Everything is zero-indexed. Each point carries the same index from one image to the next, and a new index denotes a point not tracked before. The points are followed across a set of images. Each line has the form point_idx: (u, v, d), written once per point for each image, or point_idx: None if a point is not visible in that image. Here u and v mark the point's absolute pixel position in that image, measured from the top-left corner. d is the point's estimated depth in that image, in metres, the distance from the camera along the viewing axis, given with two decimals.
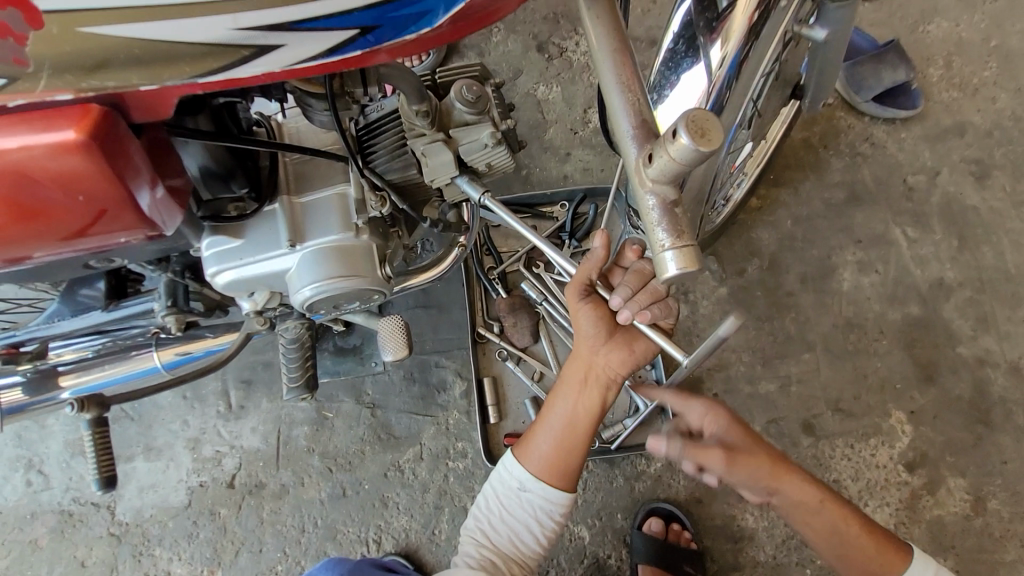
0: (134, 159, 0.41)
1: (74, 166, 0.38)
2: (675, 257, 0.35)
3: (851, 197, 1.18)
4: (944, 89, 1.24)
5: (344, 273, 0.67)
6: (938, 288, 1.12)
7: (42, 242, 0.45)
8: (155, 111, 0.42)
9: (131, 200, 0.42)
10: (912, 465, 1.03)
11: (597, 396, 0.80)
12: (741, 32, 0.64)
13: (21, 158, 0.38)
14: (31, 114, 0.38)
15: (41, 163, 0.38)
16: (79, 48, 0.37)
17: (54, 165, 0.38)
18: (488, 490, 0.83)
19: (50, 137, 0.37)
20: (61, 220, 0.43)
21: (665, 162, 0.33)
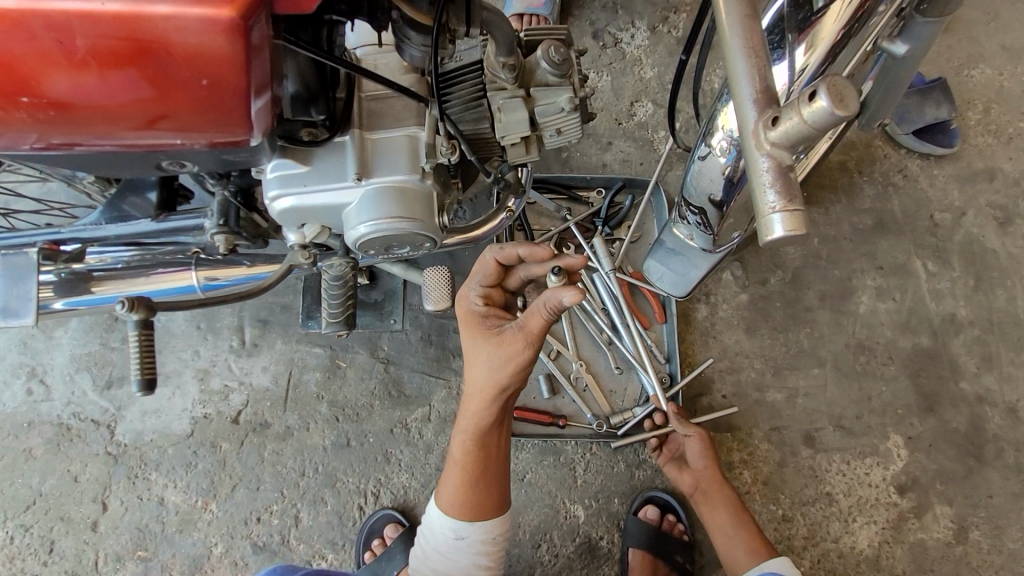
0: (261, 57, 0.41)
1: (211, 45, 0.38)
2: (783, 220, 0.35)
3: (878, 225, 1.21)
4: (980, 134, 1.27)
5: (400, 214, 0.67)
6: (950, 323, 1.16)
7: (126, 128, 0.43)
8: (293, 4, 0.41)
9: (243, 97, 0.42)
10: (903, 488, 1.06)
11: (502, 428, 0.83)
12: (828, 43, 0.63)
13: (159, 26, 0.37)
14: None
15: (181, 36, 0.37)
16: None
17: (190, 41, 0.38)
18: (426, 540, 0.85)
19: (198, 10, 0.37)
20: (159, 107, 0.41)
21: (790, 124, 0.35)
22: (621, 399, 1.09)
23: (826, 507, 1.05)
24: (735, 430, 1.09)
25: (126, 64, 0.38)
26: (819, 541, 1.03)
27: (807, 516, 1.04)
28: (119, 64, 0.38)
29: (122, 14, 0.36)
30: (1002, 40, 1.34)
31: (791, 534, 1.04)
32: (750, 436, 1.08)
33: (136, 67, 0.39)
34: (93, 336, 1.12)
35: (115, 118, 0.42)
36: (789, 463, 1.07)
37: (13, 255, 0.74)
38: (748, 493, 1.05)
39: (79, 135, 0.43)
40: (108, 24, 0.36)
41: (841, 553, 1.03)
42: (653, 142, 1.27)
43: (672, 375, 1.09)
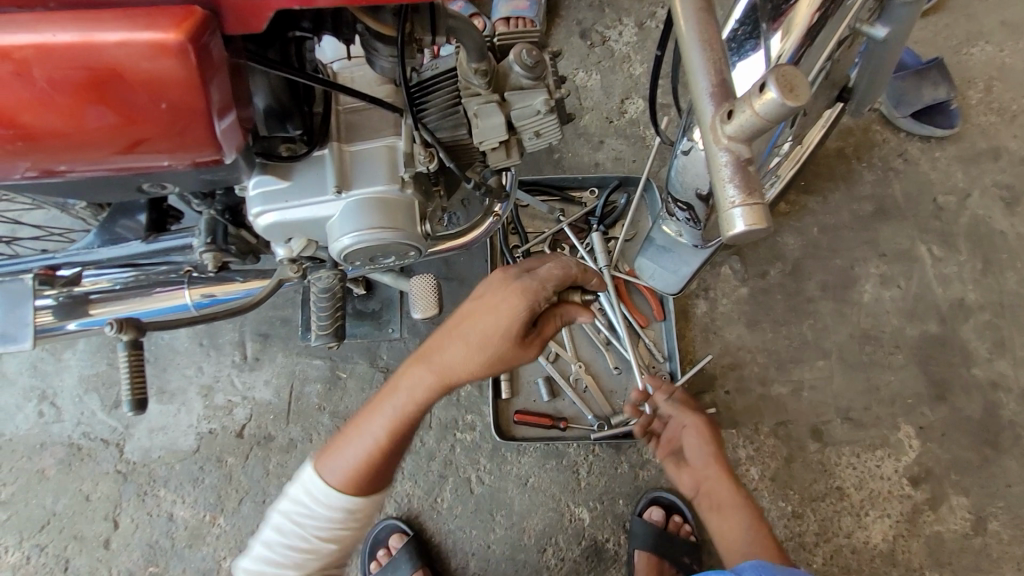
0: (219, 77, 0.41)
1: (166, 69, 0.39)
2: (743, 214, 0.35)
3: (879, 211, 1.19)
4: (982, 113, 1.24)
5: (383, 225, 0.67)
6: (958, 308, 1.13)
7: (98, 155, 0.44)
8: (247, 22, 0.41)
9: (206, 118, 0.42)
10: (916, 479, 1.03)
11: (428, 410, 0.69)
12: (802, 28, 0.62)
13: (112, 53, 0.37)
14: (135, 9, 0.38)
15: (133, 62, 0.38)
16: None
17: (145, 66, 0.38)
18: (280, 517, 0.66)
19: (146, 34, 0.37)
20: (126, 134, 0.42)
21: (743, 117, 0.34)
22: (622, 399, 1.08)
23: (837, 502, 1.03)
24: (739, 426, 1.07)
25: (88, 93, 0.39)
26: (830, 537, 1.01)
27: (818, 512, 1.02)
28: (82, 96, 0.39)
29: (77, 47, 0.37)
30: (1001, 16, 1.31)
31: (800, 530, 1.02)
32: (755, 432, 1.06)
33: (95, 95, 0.39)
34: (100, 357, 1.15)
35: (89, 147, 0.43)
36: (796, 459, 1.05)
37: (10, 282, 0.74)
38: (756, 490, 1.03)
39: (57, 165, 0.44)
40: (65, 57, 0.37)
41: (854, 549, 1.01)
42: (645, 138, 1.26)
43: (672, 373, 1.08)
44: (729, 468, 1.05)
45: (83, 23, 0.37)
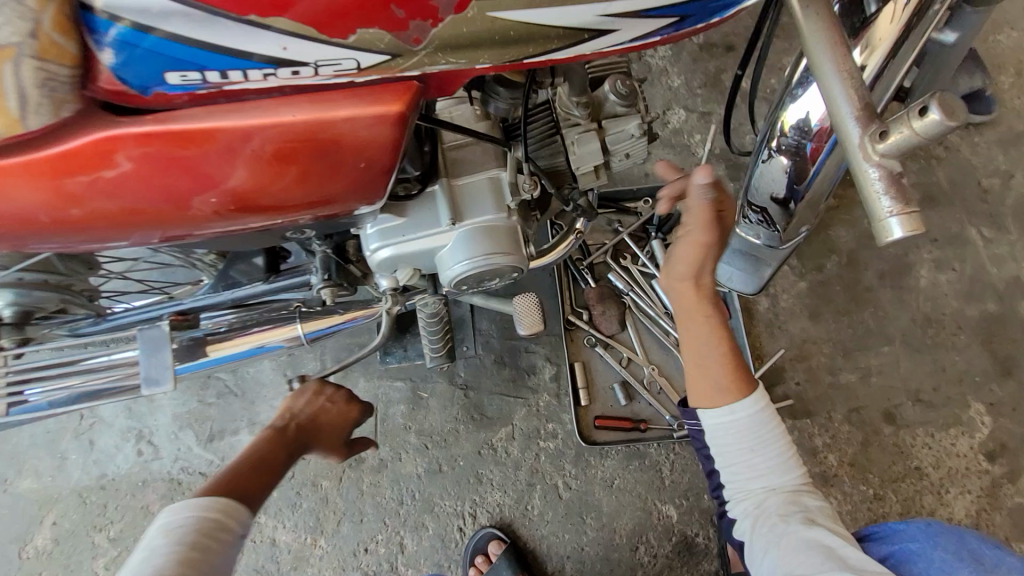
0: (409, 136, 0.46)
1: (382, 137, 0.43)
2: (901, 223, 0.39)
3: (927, 197, 1.23)
4: (1015, 96, 1.28)
5: (491, 251, 0.72)
6: (1014, 286, 1.16)
7: (283, 207, 0.48)
8: (446, 89, 0.45)
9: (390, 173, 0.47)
10: (993, 455, 1.07)
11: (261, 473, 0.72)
12: (887, 43, 0.65)
13: (342, 126, 0.42)
14: (361, 87, 0.41)
15: (361, 133, 0.43)
16: (482, 27, 0.40)
17: (366, 134, 0.43)
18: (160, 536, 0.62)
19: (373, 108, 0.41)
20: (333, 185, 0.47)
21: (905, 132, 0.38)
22: None
23: (917, 482, 1.06)
24: (814, 415, 1.10)
25: (300, 161, 0.44)
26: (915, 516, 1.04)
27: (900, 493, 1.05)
28: (295, 160, 0.43)
29: (312, 124, 0.41)
30: None
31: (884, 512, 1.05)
32: (829, 420, 1.10)
33: (318, 161, 0.44)
34: (190, 395, 1.20)
35: (279, 201, 0.47)
36: (873, 443, 1.08)
37: (148, 329, 0.78)
38: (837, 476, 1.07)
39: (240, 218, 0.48)
40: (296, 133, 0.41)
41: None
42: (690, 145, 1.30)
43: (744, 369, 1.11)
44: (808, 457, 1.08)
45: (316, 102, 0.41)
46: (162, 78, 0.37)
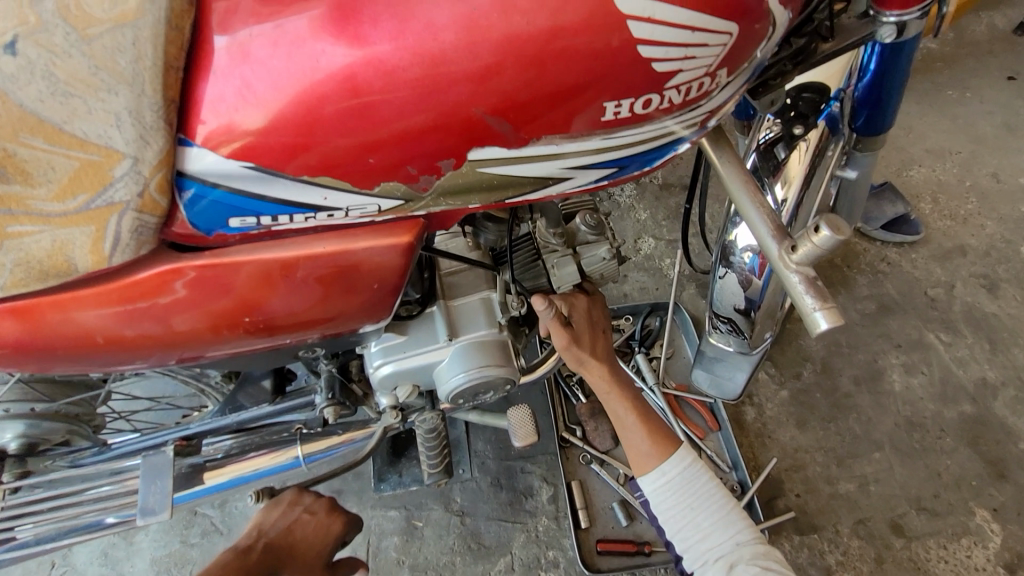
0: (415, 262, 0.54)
1: (395, 263, 0.51)
2: (824, 316, 0.48)
3: (883, 307, 1.34)
4: (938, 219, 1.48)
5: (485, 364, 0.79)
6: (984, 387, 1.22)
7: (305, 321, 0.55)
8: (447, 222, 0.52)
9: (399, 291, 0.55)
10: (1011, 566, 1.03)
11: None
12: (799, 176, 0.81)
13: (361, 256, 0.49)
14: (378, 224, 0.49)
15: (375, 260, 0.50)
16: (466, 180, 0.44)
17: (380, 261, 0.50)
18: None
19: (386, 242, 0.49)
20: (349, 305, 0.54)
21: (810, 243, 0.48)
22: None
23: None
24: (821, 530, 1.08)
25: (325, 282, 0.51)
26: None
27: None
28: (320, 281, 0.51)
29: (338, 254, 0.49)
30: (924, 145, 1.62)
31: None
32: (837, 534, 1.08)
33: (338, 285, 0.52)
34: (173, 535, 1.15)
35: (302, 316, 0.54)
36: (885, 557, 1.05)
37: (150, 456, 0.81)
38: None
39: (265, 332, 0.55)
40: (325, 261, 0.49)
41: None
42: (662, 269, 1.44)
43: (742, 481, 1.11)
44: None
45: (341, 236, 0.49)
46: (224, 220, 0.45)
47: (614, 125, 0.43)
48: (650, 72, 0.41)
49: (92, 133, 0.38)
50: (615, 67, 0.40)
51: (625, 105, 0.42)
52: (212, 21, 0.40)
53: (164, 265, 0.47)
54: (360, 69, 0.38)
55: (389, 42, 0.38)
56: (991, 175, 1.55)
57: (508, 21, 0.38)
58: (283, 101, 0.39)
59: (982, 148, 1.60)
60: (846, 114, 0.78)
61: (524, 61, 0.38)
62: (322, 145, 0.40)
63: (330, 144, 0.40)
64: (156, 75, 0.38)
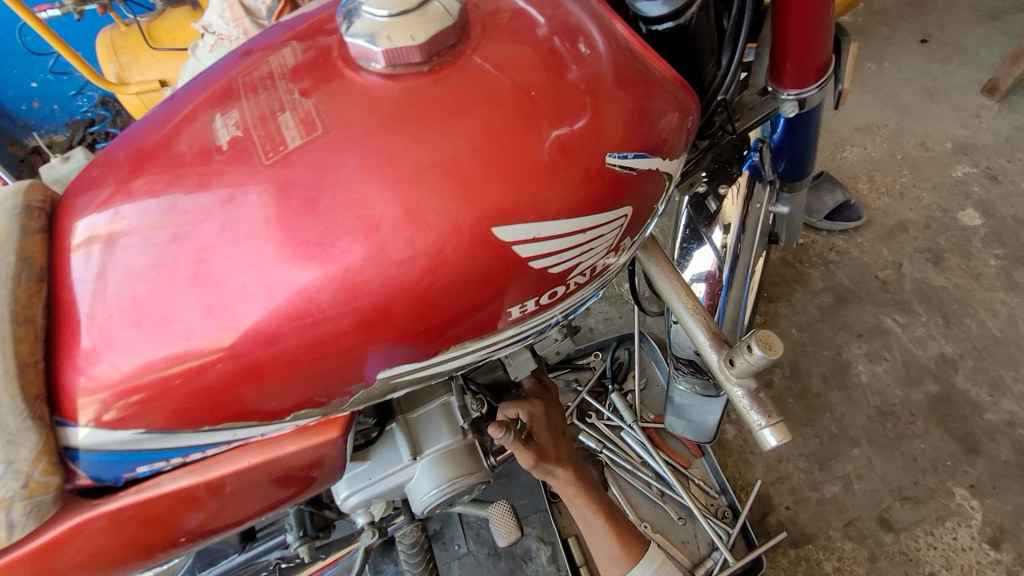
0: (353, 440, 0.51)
1: (330, 454, 0.48)
2: (773, 433, 0.47)
3: (838, 298, 1.37)
4: (876, 198, 1.51)
5: (454, 474, 0.76)
6: (944, 363, 1.26)
7: (244, 518, 0.51)
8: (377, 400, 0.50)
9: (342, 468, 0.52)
10: (995, 541, 1.07)
11: None
12: (737, 218, 0.76)
13: (290, 458, 0.47)
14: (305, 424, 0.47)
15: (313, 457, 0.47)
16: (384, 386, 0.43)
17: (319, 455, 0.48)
18: None
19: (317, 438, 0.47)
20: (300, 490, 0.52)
21: (747, 362, 0.46)
22: (696, 547, 1.11)
23: None
24: (814, 539, 1.10)
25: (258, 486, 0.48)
26: None
27: None
28: (252, 487, 0.48)
29: (265, 462, 0.46)
30: (853, 124, 1.65)
31: None
32: (830, 541, 1.09)
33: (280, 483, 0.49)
34: None
35: (240, 516, 0.51)
36: (879, 555, 1.07)
37: None
38: None
39: (205, 537, 0.51)
40: (252, 472, 0.46)
41: None
42: (622, 295, 1.44)
43: (732, 506, 1.12)
44: None
45: (265, 444, 0.46)
46: (132, 468, 0.42)
47: (521, 318, 0.43)
48: (545, 276, 0.41)
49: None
50: (502, 280, 0.40)
51: (527, 305, 0.42)
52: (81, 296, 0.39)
53: (68, 519, 0.44)
54: (243, 341, 0.37)
55: (271, 294, 0.37)
56: (920, 144, 1.58)
57: (384, 273, 0.37)
58: (172, 366, 0.38)
59: (907, 118, 1.64)
60: (768, 162, 0.76)
61: (410, 304, 0.38)
62: (227, 402, 0.39)
63: (236, 401, 0.39)
64: (8, 378, 0.37)
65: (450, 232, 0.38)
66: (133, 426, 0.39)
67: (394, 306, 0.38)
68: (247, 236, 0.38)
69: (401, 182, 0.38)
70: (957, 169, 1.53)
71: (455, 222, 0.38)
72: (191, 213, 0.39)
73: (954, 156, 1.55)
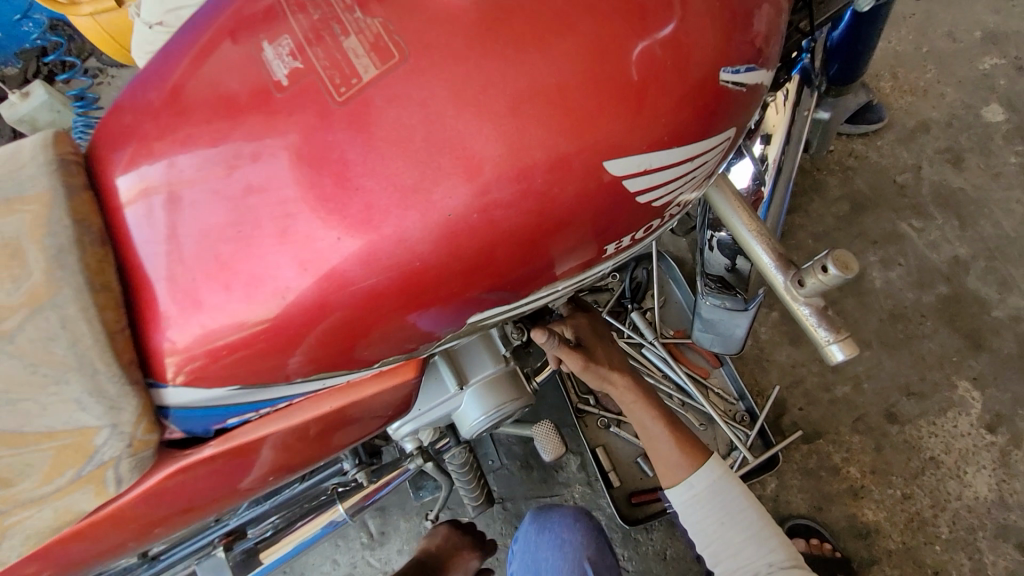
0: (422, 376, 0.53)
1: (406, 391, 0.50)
2: (840, 349, 0.49)
3: (856, 205, 1.36)
4: (898, 97, 1.45)
5: (500, 400, 0.80)
6: (956, 264, 1.28)
7: (318, 454, 0.54)
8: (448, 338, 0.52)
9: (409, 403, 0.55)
10: (992, 425, 1.15)
11: None
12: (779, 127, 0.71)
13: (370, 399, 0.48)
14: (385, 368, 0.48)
15: (391, 397, 0.49)
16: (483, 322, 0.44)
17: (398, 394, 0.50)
18: None
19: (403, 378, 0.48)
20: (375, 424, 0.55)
21: (819, 282, 0.47)
22: (717, 447, 1.18)
23: (936, 471, 1.13)
24: (826, 434, 1.18)
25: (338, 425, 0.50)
26: (945, 505, 1.11)
27: (925, 486, 1.12)
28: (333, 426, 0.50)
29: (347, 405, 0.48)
30: None
31: (917, 509, 1.11)
32: (841, 435, 1.17)
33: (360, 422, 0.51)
34: None
35: (316, 452, 0.53)
36: (885, 445, 1.16)
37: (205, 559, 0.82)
38: (864, 486, 1.13)
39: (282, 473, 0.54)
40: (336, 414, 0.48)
41: (971, 508, 1.10)
42: None
43: (749, 410, 1.19)
44: (832, 475, 1.15)
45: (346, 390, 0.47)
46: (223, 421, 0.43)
47: (613, 252, 0.44)
48: (647, 209, 0.42)
49: (58, 422, 0.37)
50: (608, 211, 0.39)
51: (623, 240, 0.43)
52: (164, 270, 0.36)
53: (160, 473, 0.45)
54: (358, 295, 0.36)
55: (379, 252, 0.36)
56: (947, 34, 1.49)
57: (489, 218, 0.36)
58: (287, 334, 0.37)
59: (935, 5, 1.53)
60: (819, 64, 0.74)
61: (519, 243, 0.38)
62: (339, 352, 0.39)
63: (352, 351, 0.39)
64: (102, 349, 0.35)
65: (555, 166, 0.37)
66: (237, 384, 0.39)
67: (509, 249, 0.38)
68: (341, 185, 0.35)
69: (499, 118, 0.36)
70: (983, 61, 1.46)
71: (567, 161, 0.37)
72: (261, 158, 0.36)
73: (982, 46, 1.47)
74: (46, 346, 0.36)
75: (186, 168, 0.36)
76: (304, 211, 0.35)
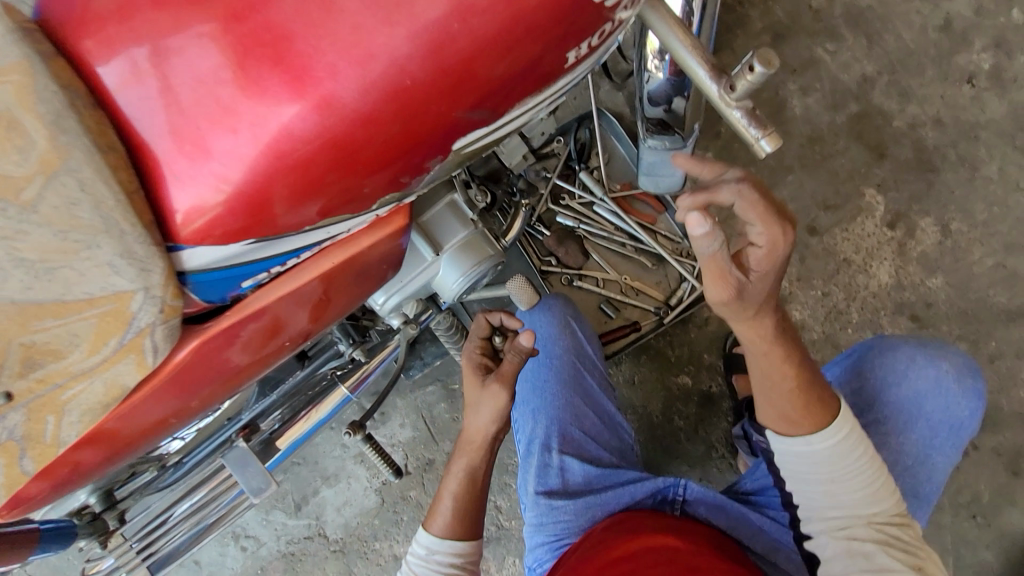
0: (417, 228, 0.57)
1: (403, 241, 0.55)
2: (767, 142, 0.55)
3: (776, 36, 1.40)
4: None
5: (475, 261, 0.84)
6: (864, 82, 1.38)
7: (334, 316, 0.59)
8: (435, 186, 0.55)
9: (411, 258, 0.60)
10: (891, 223, 1.33)
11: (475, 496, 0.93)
12: None
13: (370, 252, 0.53)
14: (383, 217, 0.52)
15: (386, 247, 0.54)
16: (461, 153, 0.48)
17: (391, 244, 0.54)
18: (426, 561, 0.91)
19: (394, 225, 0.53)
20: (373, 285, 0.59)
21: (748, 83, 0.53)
22: (668, 284, 1.31)
23: (849, 269, 1.32)
24: None
25: (348, 283, 0.55)
26: (855, 295, 1.31)
27: (839, 283, 1.32)
28: (343, 285, 0.55)
29: (351, 259, 0.52)
30: None
31: (833, 302, 1.31)
32: None
33: (359, 279, 0.56)
34: None
35: (332, 314, 0.58)
36: (808, 255, 1.33)
37: (227, 453, 0.88)
38: (791, 292, 1.32)
39: (305, 339, 0.59)
40: (342, 270, 0.52)
41: (875, 294, 1.31)
42: None
43: (694, 245, 1.31)
44: None
45: (347, 245, 0.52)
46: (237, 286, 0.49)
47: (574, 64, 0.47)
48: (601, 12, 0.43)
49: (96, 288, 0.42)
50: (566, 16, 0.41)
51: (582, 49, 0.45)
52: (171, 125, 0.41)
53: (186, 347, 0.49)
54: (342, 125, 0.41)
55: (354, 86, 0.40)
56: None
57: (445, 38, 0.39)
58: (284, 175, 0.42)
59: None
60: None
61: (486, 49, 0.41)
62: (343, 184, 0.44)
63: (345, 183, 0.44)
64: (123, 208, 0.41)
65: None
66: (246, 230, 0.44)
67: (467, 68, 0.41)
68: (316, 14, 0.39)
69: None
70: None
71: None
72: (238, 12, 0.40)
73: None
74: (70, 211, 0.41)
75: (172, 22, 0.41)
76: (287, 42, 0.40)
